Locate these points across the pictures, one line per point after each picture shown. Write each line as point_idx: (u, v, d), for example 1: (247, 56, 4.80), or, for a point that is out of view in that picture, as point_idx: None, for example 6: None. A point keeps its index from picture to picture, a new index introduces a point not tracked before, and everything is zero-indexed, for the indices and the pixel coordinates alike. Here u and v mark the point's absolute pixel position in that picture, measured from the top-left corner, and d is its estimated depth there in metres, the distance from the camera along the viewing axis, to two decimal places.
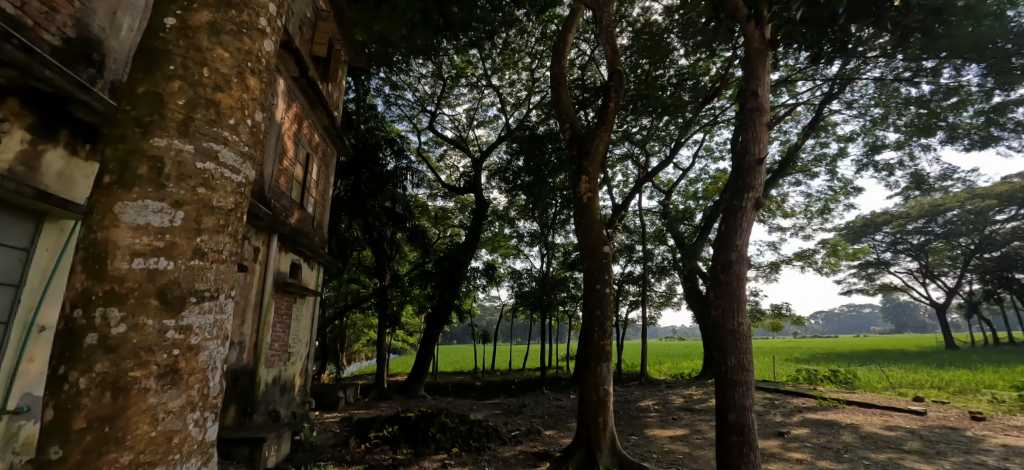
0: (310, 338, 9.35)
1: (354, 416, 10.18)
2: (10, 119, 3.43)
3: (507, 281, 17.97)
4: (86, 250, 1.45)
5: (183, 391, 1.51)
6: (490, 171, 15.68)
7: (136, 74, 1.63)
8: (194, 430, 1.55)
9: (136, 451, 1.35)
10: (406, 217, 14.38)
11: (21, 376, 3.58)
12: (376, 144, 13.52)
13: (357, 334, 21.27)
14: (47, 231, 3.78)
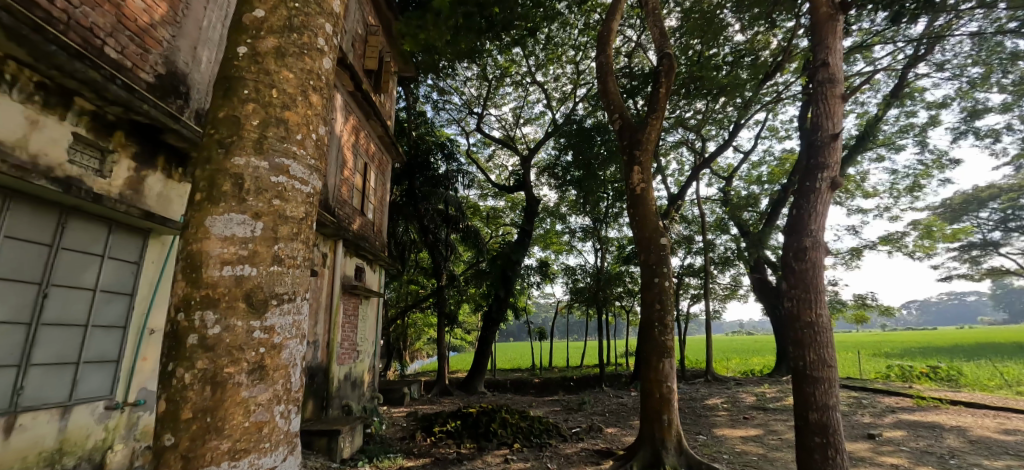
0: (376, 337, 9.85)
1: (419, 412, 10.60)
2: (118, 150, 3.91)
3: (562, 277, 17.90)
4: (185, 261, 1.64)
5: (270, 386, 1.65)
6: (539, 168, 15.67)
7: (217, 101, 1.82)
8: (280, 422, 1.69)
9: (233, 440, 1.51)
10: (459, 219, 14.71)
11: (136, 374, 4.08)
12: (427, 149, 13.97)
13: (419, 333, 22.12)
14: (151, 246, 4.26)
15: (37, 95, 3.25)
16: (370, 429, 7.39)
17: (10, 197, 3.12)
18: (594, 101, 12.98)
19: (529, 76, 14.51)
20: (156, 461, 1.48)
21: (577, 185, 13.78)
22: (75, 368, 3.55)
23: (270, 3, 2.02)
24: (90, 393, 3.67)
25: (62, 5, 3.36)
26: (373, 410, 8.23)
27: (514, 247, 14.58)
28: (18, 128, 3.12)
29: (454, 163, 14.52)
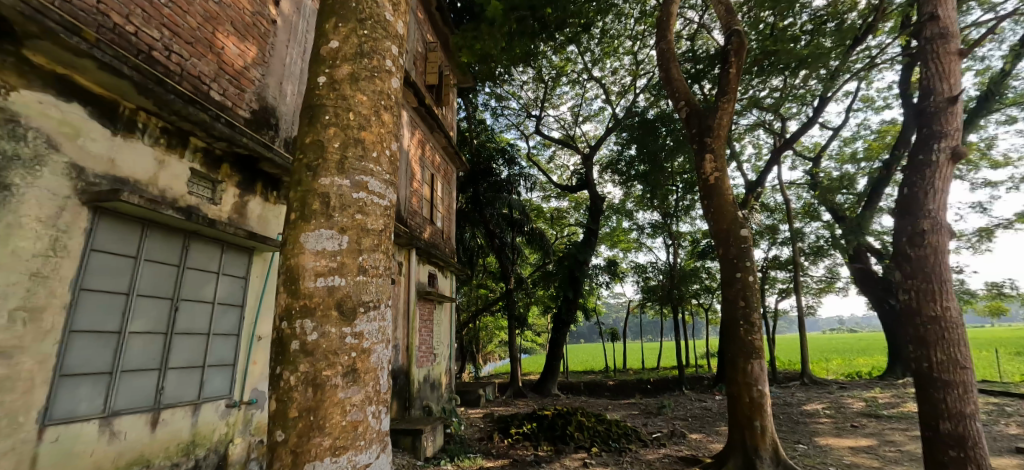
0: (451, 341, 10.19)
1: (496, 413, 10.79)
2: (225, 179, 4.41)
3: (632, 276, 17.40)
4: (285, 274, 1.82)
5: (362, 388, 1.77)
6: (602, 165, 15.34)
7: (304, 128, 2.01)
8: (373, 421, 1.81)
9: (333, 437, 1.64)
10: (525, 222, 14.84)
11: (249, 375, 4.57)
12: (489, 156, 14.27)
13: (490, 335, 22.60)
14: (255, 262, 4.76)
15: (162, 137, 3.79)
16: (450, 430, 7.65)
17: (146, 225, 3.64)
18: (655, 91, 12.47)
19: (586, 72, 14.33)
20: (270, 454, 1.65)
21: (642, 180, 13.45)
22: (201, 370, 4.05)
23: (343, 33, 2.19)
24: (214, 393, 4.17)
25: (175, 59, 3.91)
26: (452, 411, 8.52)
27: (580, 246, 14.40)
28: (149, 167, 3.66)
29: (516, 167, 14.69)
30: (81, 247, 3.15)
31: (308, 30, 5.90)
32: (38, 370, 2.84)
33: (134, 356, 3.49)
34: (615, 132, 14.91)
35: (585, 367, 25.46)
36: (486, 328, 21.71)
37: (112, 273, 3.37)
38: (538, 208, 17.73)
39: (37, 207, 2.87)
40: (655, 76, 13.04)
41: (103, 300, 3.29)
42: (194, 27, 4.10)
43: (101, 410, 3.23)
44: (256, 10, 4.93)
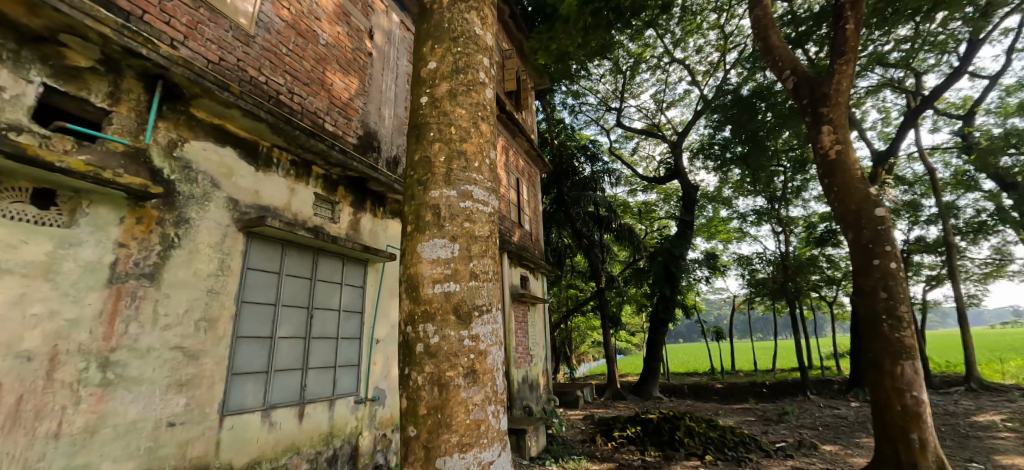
0: (547, 343, 10.22)
1: (597, 416, 10.58)
2: (341, 200, 4.92)
3: (736, 269, 16.04)
4: (406, 283, 1.97)
5: (482, 388, 1.85)
6: (692, 151, 14.31)
7: (412, 146, 2.17)
8: (493, 420, 1.87)
9: (460, 434, 1.73)
10: (613, 219, 14.41)
11: (372, 375, 5.01)
12: (570, 154, 14.20)
13: (583, 336, 22.29)
14: (371, 272, 5.23)
15: (292, 168, 4.35)
16: (552, 430, 7.69)
17: (284, 245, 4.19)
18: (749, 64, 11.32)
19: (667, 55, 13.51)
20: (405, 448, 1.80)
21: (741, 163, 12.30)
22: (334, 370, 4.53)
23: (439, 52, 2.33)
24: (344, 390, 4.63)
25: (297, 99, 4.48)
26: (552, 412, 8.55)
27: (675, 240, 13.51)
28: (283, 194, 4.22)
29: (599, 164, 14.31)
30: (239, 266, 3.73)
31: (401, 57, 6.34)
32: (216, 369, 3.43)
33: (282, 357, 4.02)
34: (705, 114, 13.83)
35: (689, 369, 23.91)
36: (579, 329, 21.45)
37: (262, 287, 3.92)
38: (624, 204, 17.07)
39: (207, 236, 3.48)
40: (748, 47, 11.87)
41: (256, 310, 3.85)
42: (309, 70, 4.66)
43: (262, 404, 3.79)
44: (356, 45, 5.43)
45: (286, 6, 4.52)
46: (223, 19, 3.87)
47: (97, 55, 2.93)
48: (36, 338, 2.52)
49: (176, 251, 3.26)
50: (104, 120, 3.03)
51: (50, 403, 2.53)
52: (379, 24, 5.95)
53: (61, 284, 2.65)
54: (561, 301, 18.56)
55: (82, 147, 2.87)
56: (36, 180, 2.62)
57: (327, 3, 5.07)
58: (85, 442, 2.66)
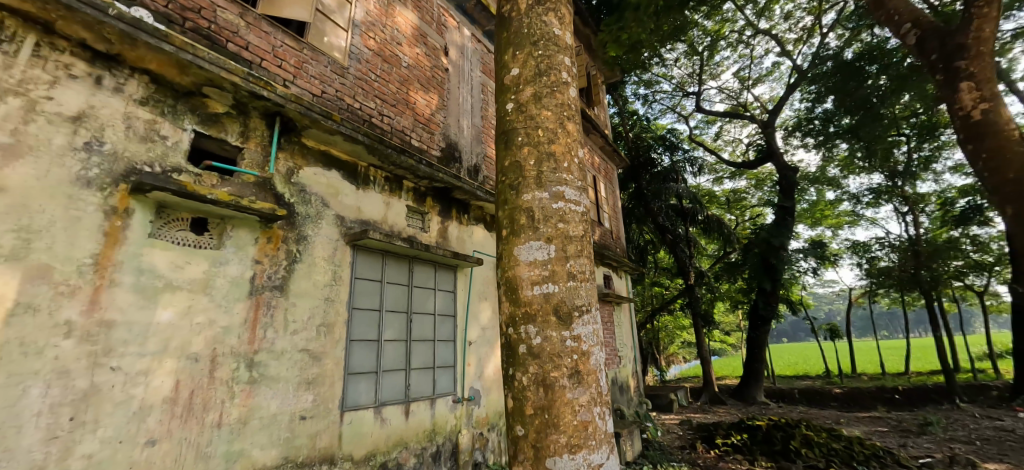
0: (636, 344, 9.86)
1: (696, 422, 9.95)
2: (430, 210, 5.19)
3: (851, 258, 14.21)
4: (506, 285, 2.03)
5: (587, 389, 1.83)
6: (787, 130, 12.91)
7: (502, 152, 2.23)
8: (600, 422, 1.84)
9: (568, 435, 1.73)
10: (699, 211, 13.50)
11: (469, 376, 5.21)
12: (647, 146, 13.43)
13: (673, 335, 21.17)
14: (462, 277, 5.45)
15: (386, 184, 4.69)
16: (646, 435, 7.45)
17: (385, 255, 4.52)
18: (853, 23, 9.96)
19: (750, 28, 12.38)
20: (514, 447, 1.83)
21: (844, 138, 10.90)
22: (433, 371, 4.77)
23: (521, 58, 2.37)
24: (444, 390, 4.86)
25: (386, 120, 4.83)
26: (646, 415, 8.23)
27: (774, 229, 12.19)
28: (381, 209, 4.57)
29: (680, 154, 13.40)
30: (349, 275, 4.09)
31: (475, 68, 6.53)
32: (335, 369, 3.80)
33: (388, 359, 4.33)
34: (800, 87, 12.51)
35: (797, 372, 21.57)
36: (667, 329, 20.40)
37: (368, 294, 4.26)
38: (710, 194, 15.57)
39: (322, 250, 3.88)
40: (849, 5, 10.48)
41: (365, 315, 4.19)
42: (395, 92, 5.00)
43: (374, 402, 4.12)
44: (434, 63, 5.71)
45: (372, 36, 4.90)
46: (322, 55, 4.29)
47: (230, 101, 3.41)
48: (200, 343, 2.98)
49: (298, 266, 3.68)
50: (238, 155, 3.52)
51: (213, 398, 2.99)
52: (453, 40, 6.18)
53: (215, 297, 3.11)
54: (646, 300, 17.74)
55: (224, 180, 3.35)
56: (193, 211, 3.12)
57: (406, 28, 5.40)
58: (240, 431, 3.09)
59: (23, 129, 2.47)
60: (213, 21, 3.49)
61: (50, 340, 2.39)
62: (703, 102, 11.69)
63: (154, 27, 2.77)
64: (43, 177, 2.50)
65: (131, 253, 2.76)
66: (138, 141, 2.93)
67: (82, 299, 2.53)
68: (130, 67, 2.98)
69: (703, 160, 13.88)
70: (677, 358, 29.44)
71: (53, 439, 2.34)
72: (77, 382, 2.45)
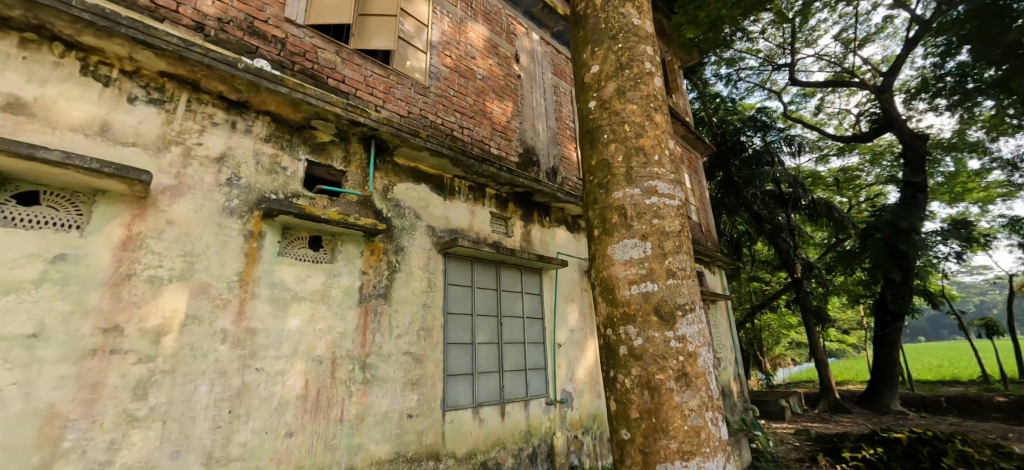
0: (736, 345, 9.14)
1: (814, 432, 8.94)
2: (513, 215, 5.32)
3: (1008, 237, 11.86)
4: (601, 286, 2.03)
5: (696, 392, 1.77)
6: (909, 93, 11.11)
7: (588, 151, 2.24)
8: (713, 427, 1.77)
9: (679, 441, 1.68)
10: (802, 196, 12.18)
11: (560, 378, 5.23)
12: (736, 128, 12.30)
13: (779, 334, 19.30)
14: (548, 279, 5.50)
15: (470, 193, 4.90)
16: (755, 444, 6.96)
17: (474, 261, 4.72)
18: None
19: None
20: (619, 450, 1.82)
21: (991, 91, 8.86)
22: (525, 373, 4.86)
23: (600, 55, 2.37)
24: (537, 392, 4.93)
25: (466, 132, 5.05)
26: (754, 423, 7.60)
27: (900, 211, 10.61)
28: (467, 217, 4.78)
29: (773, 134, 12.17)
30: (443, 282, 4.33)
31: (546, 70, 6.56)
32: (436, 371, 4.04)
33: (482, 361, 4.51)
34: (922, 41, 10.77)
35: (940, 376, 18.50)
36: (771, 328, 18.64)
37: (460, 299, 4.48)
38: (813, 175, 13.84)
39: (418, 259, 4.16)
40: None
41: (459, 320, 4.41)
42: (472, 104, 5.22)
43: (474, 402, 4.31)
44: (506, 71, 5.85)
45: (448, 54, 5.17)
46: (406, 78, 4.61)
47: (334, 130, 3.81)
48: (323, 347, 3.36)
49: (398, 275, 3.98)
50: (343, 178, 3.91)
51: (336, 396, 3.35)
52: (523, 46, 6.28)
53: (332, 306, 3.49)
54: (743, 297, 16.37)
55: (333, 201, 3.75)
56: (310, 230, 3.53)
57: (479, 41, 5.62)
58: (359, 426, 3.42)
59: (183, 172, 2.99)
60: (315, 61, 3.93)
61: (211, 345, 2.86)
62: (798, 73, 10.49)
63: (271, 73, 3.20)
64: (199, 210, 2.99)
65: (266, 270, 3.20)
66: (265, 173, 3.39)
67: (233, 310, 2.99)
68: (256, 110, 3.46)
69: (802, 138, 12.47)
70: (784, 360, 26.76)
71: (218, 428, 2.79)
72: (232, 380, 2.89)
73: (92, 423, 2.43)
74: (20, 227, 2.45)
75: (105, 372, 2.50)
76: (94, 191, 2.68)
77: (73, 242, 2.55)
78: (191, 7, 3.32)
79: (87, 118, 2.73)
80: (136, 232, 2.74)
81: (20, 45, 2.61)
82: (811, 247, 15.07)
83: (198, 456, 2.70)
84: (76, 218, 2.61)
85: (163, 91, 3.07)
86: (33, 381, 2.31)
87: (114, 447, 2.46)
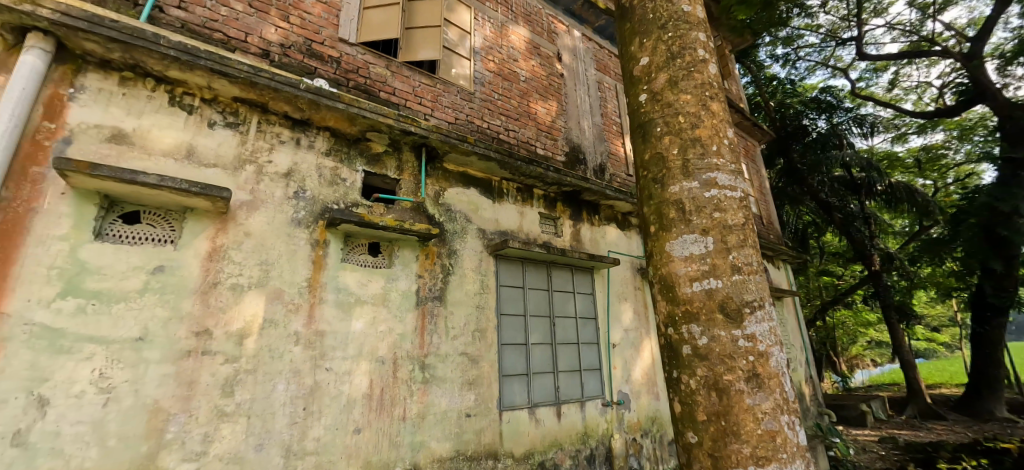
0: (806, 344, 8.56)
1: (902, 440, 8.17)
2: (561, 214, 5.30)
3: None
4: (660, 283, 1.98)
5: (770, 394, 1.68)
6: (1003, 59, 9.90)
7: (641, 146, 2.21)
8: (790, 432, 1.67)
9: (753, 446, 1.59)
10: (877, 180, 11.20)
11: (616, 379, 5.14)
12: (797, 111, 11.50)
13: (855, 332, 17.86)
14: (600, 278, 5.44)
15: (519, 194, 4.95)
16: (834, 452, 6.69)
17: (525, 262, 4.76)
18: None
19: None
20: (686, 454, 1.75)
21: None
22: (580, 374, 4.83)
23: (649, 46, 2.33)
24: (592, 393, 4.88)
25: (511, 135, 5.11)
26: (831, 429, 7.08)
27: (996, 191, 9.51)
28: (516, 218, 4.83)
29: (840, 115, 11.29)
30: (496, 283, 4.41)
31: (590, 67, 6.50)
32: (491, 371, 4.11)
33: (536, 361, 4.53)
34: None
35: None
36: (845, 326, 17.27)
37: (513, 300, 4.53)
38: (890, 157, 12.66)
39: (470, 262, 4.26)
40: None
41: (513, 320, 4.46)
42: (516, 106, 5.27)
43: (530, 402, 4.33)
44: (549, 71, 5.86)
45: (491, 59, 5.26)
46: (452, 85, 4.74)
47: (387, 140, 3.99)
48: (385, 348, 3.52)
49: (452, 277, 4.09)
50: (397, 186, 4.08)
51: (398, 395, 3.50)
52: (565, 44, 6.26)
53: (392, 308, 3.65)
54: (812, 293, 15.29)
55: (389, 209, 3.93)
56: (369, 237, 3.71)
57: (521, 44, 5.67)
58: (420, 425, 3.55)
59: (257, 188, 3.26)
60: (368, 76, 4.13)
61: (286, 346, 3.08)
62: (867, 47, 9.66)
63: (329, 90, 3.41)
64: (271, 222, 3.25)
65: (331, 275, 3.41)
66: (327, 185, 3.61)
67: (304, 314, 3.21)
68: (317, 127, 3.69)
69: (875, 117, 11.47)
70: (861, 361, 24.71)
71: (294, 423, 3.01)
72: (305, 379, 3.11)
73: (189, 417, 2.70)
74: (126, 243, 2.77)
75: (198, 371, 2.77)
76: (184, 209, 2.98)
77: (168, 255, 2.85)
78: (258, 35, 3.60)
79: (175, 143, 3.05)
80: (220, 244, 3.01)
81: (120, 83, 2.96)
82: (889, 237, 13.82)
83: (278, 450, 2.92)
84: (170, 233, 2.92)
85: (237, 115, 3.35)
86: (141, 379, 2.61)
87: (208, 440, 2.72)
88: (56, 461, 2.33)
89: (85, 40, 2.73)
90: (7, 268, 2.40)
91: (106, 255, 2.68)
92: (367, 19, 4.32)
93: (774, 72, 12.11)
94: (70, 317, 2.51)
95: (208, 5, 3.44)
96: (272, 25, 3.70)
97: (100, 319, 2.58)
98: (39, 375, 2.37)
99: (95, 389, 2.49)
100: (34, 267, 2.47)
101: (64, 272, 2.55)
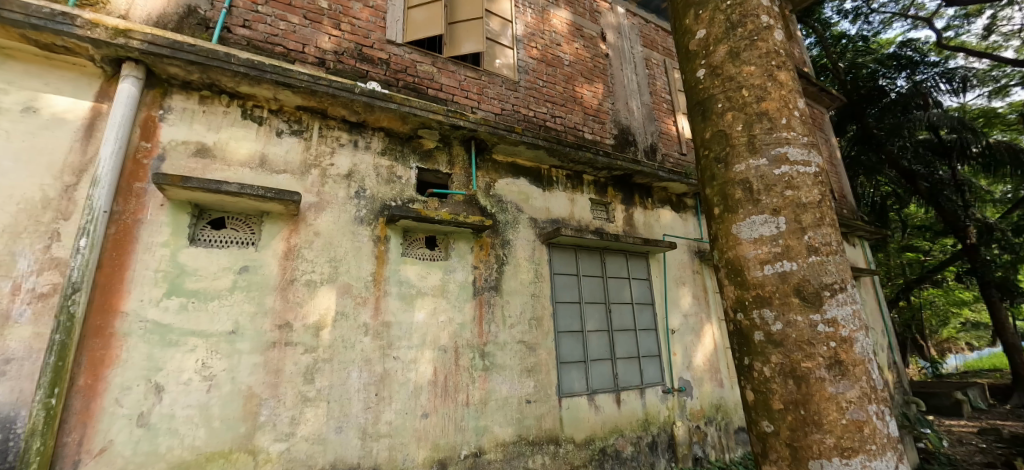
0: (888, 327, 7.91)
1: (1007, 431, 7.39)
2: (611, 199, 5.20)
3: None
4: (726, 267, 1.91)
5: (855, 383, 1.58)
6: None
7: (701, 125, 2.13)
8: (878, 423, 1.58)
9: (837, 436, 1.52)
10: (972, 141, 9.88)
11: (676, 365, 5.03)
12: (872, 71, 10.43)
13: (945, 312, 16.33)
14: (655, 263, 5.30)
15: (569, 182, 4.92)
16: (925, 444, 6.15)
17: (577, 249, 4.74)
18: None
19: None
20: (762, 444, 1.69)
21: None
22: (639, 361, 4.77)
23: (705, 18, 2.23)
24: (652, 380, 4.81)
25: (557, 121, 5.07)
26: (920, 418, 6.54)
27: None
28: (567, 206, 4.81)
29: (923, 70, 10.27)
30: (549, 272, 4.43)
31: (635, 44, 6.26)
32: (549, 359, 4.16)
33: (594, 349, 4.52)
34: None
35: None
36: (934, 306, 15.79)
37: (567, 287, 4.53)
38: (987, 113, 11.26)
39: (523, 252, 4.30)
40: None
41: (567, 307, 4.47)
42: (562, 92, 5.22)
43: (587, 389, 4.34)
44: (593, 53, 5.72)
45: (534, 46, 5.22)
46: (497, 77, 4.77)
47: (437, 136, 4.09)
48: (446, 337, 3.66)
49: (507, 267, 4.16)
50: (449, 180, 4.18)
51: (461, 381, 3.63)
52: (607, 22, 6.06)
53: (451, 299, 3.77)
54: (894, 271, 14.02)
55: (442, 202, 4.04)
56: (426, 231, 3.85)
57: (563, 27, 5.57)
58: (483, 410, 3.68)
59: (322, 190, 3.47)
60: (416, 74, 4.25)
61: (357, 337, 3.29)
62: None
63: (382, 92, 3.54)
64: (337, 221, 3.45)
65: (393, 269, 3.58)
66: (384, 184, 3.78)
67: (371, 306, 3.40)
68: (372, 128, 3.84)
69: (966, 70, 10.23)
70: (952, 344, 22.66)
71: (368, 408, 3.21)
72: (375, 367, 3.30)
73: (279, 402, 2.96)
74: (214, 247, 3.05)
75: (283, 360, 3.03)
76: (261, 214, 3.24)
77: (250, 255, 3.12)
78: (314, 45, 3.80)
79: (249, 154, 3.30)
80: (293, 244, 3.25)
81: (200, 101, 3.25)
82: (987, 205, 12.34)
83: (356, 432, 3.14)
84: (250, 237, 3.19)
85: (301, 123, 3.57)
86: (236, 368, 2.89)
87: (294, 422, 2.98)
88: (172, 440, 2.65)
89: (169, 65, 3.02)
90: (123, 272, 2.74)
91: (199, 259, 2.97)
92: (412, 18, 4.42)
93: (842, 30, 11.15)
94: (175, 314, 2.82)
95: (269, 22, 3.67)
96: (325, 34, 3.89)
97: (198, 315, 2.88)
98: (154, 365, 2.70)
99: (199, 377, 2.79)
100: (143, 271, 2.79)
101: (167, 275, 2.86)
